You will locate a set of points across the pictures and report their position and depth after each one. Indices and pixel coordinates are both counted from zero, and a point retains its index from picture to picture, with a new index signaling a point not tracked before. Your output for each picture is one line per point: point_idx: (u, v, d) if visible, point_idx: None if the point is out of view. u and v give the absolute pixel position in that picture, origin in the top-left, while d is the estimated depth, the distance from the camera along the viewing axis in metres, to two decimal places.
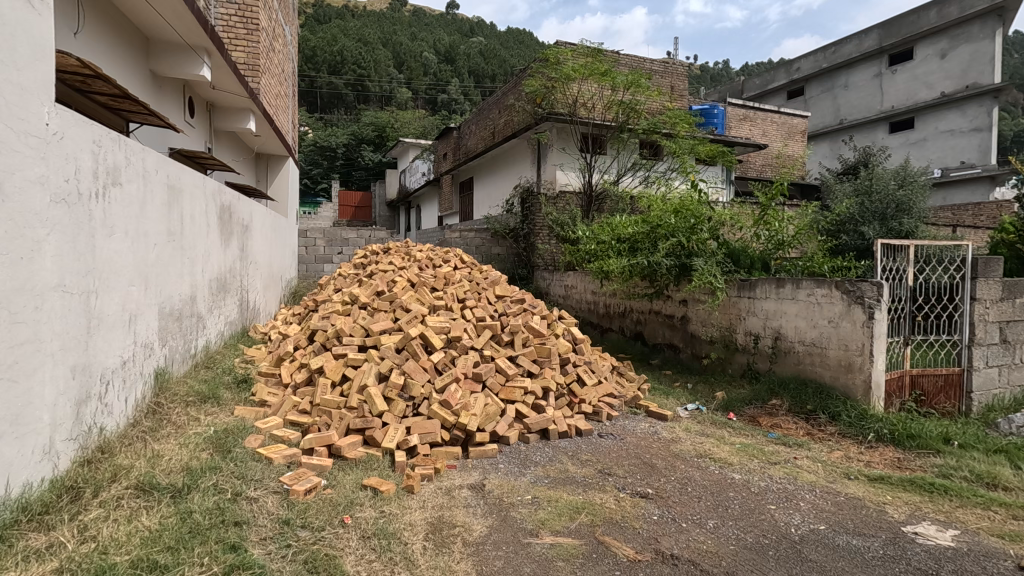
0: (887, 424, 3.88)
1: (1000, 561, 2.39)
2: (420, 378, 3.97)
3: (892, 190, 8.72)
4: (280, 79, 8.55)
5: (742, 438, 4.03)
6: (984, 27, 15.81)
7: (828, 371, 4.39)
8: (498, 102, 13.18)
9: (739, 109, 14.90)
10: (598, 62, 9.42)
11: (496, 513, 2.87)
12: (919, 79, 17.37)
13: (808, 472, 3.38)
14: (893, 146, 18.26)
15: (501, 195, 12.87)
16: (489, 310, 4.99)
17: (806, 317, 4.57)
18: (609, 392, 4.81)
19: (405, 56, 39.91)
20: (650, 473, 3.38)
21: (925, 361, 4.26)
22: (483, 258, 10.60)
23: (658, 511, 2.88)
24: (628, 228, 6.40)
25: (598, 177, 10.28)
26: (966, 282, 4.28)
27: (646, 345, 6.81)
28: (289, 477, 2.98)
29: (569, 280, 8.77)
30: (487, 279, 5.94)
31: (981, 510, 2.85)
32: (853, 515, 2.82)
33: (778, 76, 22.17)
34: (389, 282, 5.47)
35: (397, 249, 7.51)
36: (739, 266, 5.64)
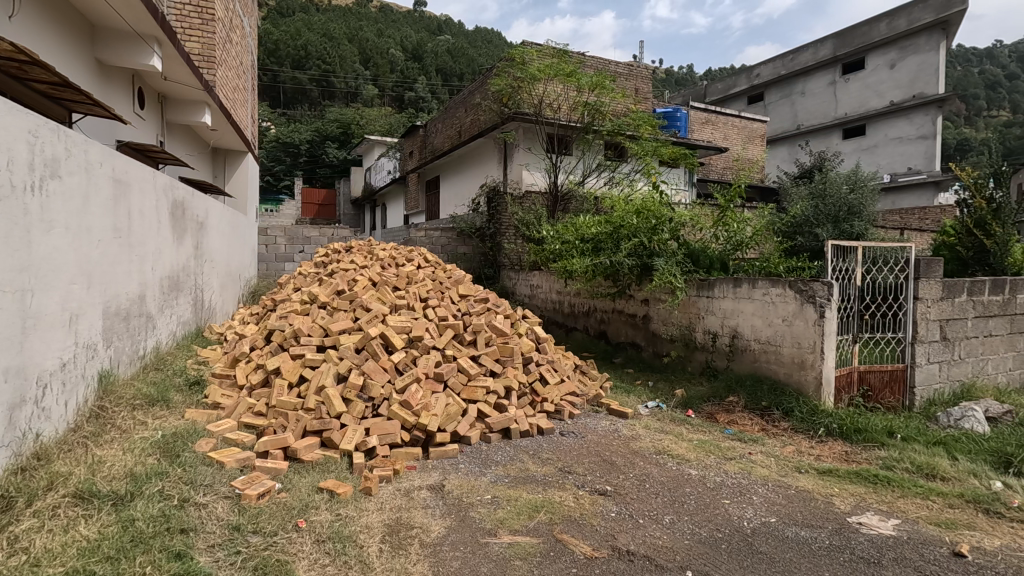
0: (835, 419, 4.02)
1: (937, 548, 2.49)
2: (380, 378, 3.91)
3: (844, 194, 9.02)
4: (238, 72, 8.29)
5: (699, 435, 4.11)
6: (930, 39, 16.53)
7: (782, 368, 4.52)
8: (465, 101, 13.13)
9: (702, 113, 15.25)
10: (563, 63, 9.50)
11: (455, 514, 2.85)
12: (871, 88, 18.10)
13: (762, 467, 3.47)
14: (846, 152, 18.97)
15: (468, 194, 12.80)
16: (451, 309, 4.96)
17: (761, 315, 4.71)
18: (572, 391, 4.85)
19: (371, 52, 39.40)
20: (610, 471, 3.41)
21: (871, 357, 4.43)
22: (449, 257, 10.52)
23: (616, 508, 2.90)
24: (592, 228, 6.48)
25: (564, 177, 10.35)
26: (910, 282, 4.45)
27: (610, 343, 6.88)
28: (241, 482, 2.90)
29: (535, 280, 8.80)
30: (451, 279, 5.90)
31: (920, 500, 2.97)
32: (803, 508, 2.90)
33: (739, 82, 22.76)
34: (350, 281, 5.37)
35: (360, 247, 7.37)
36: (699, 265, 5.77)
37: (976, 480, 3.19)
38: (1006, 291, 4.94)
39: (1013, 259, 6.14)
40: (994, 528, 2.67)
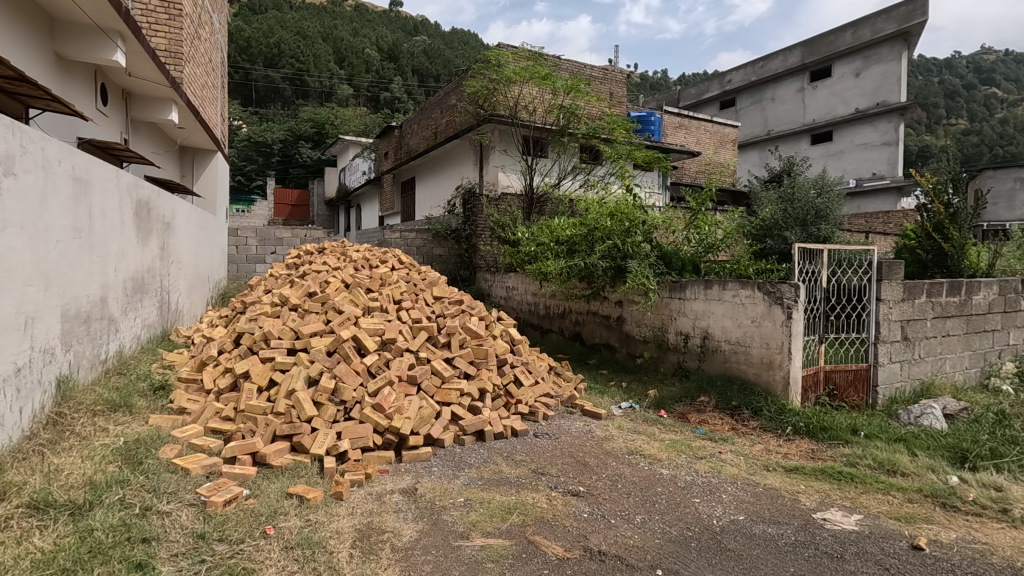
0: (802, 417, 4.12)
1: (896, 542, 2.56)
2: (352, 382, 3.86)
3: (812, 198, 9.26)
4: (207, 69, 8.11)
5: (671, 435, 4.16)
6: (893, 49, 17.10)
7: (752, 367, 4.61)
8: (441, 102, 13.09)
9: (675, 117, 15.49)
10: (538, 65, 9.54)
11: (427, 517, 2.83)
12: (837, 95, 18.63)
13: (731, 466, 3.53)
14: (814, 157, 19.49)
15: (444, 195, 12.76)
16: (426, 311, 4.93)
17: (731, 317, 4.80)
18: (546, 392, 4.87)
19: (346, 51, 38.98)
20: (582, 471, 3.44)
21: (836, 357, 4.55)
22: (425, 258, 10.46)
23: (588, 508, 2.92)
24: (567, 231, 6.52)
25: (540, 179, 10.41)
26: (873, 284, 4.58)
27: (585, 345, 6.93)
28: (207, 488, 2.83)
29: (511, 281, 8.82)
30: (425, 280, 5.87)
31: (881, 495, 3.06)
32: (770, 506, 2.96)
33: (712, 87, 23.18)
34: (322, 283, 5.30)
35: (333, 249, 7.27)
36: (671, 267, 5.84)
37: (934, 475, 3.29)
38: (963, 292, 5.13)
39: (969, 262, 6.38)
40: (951, 521, 2.76)
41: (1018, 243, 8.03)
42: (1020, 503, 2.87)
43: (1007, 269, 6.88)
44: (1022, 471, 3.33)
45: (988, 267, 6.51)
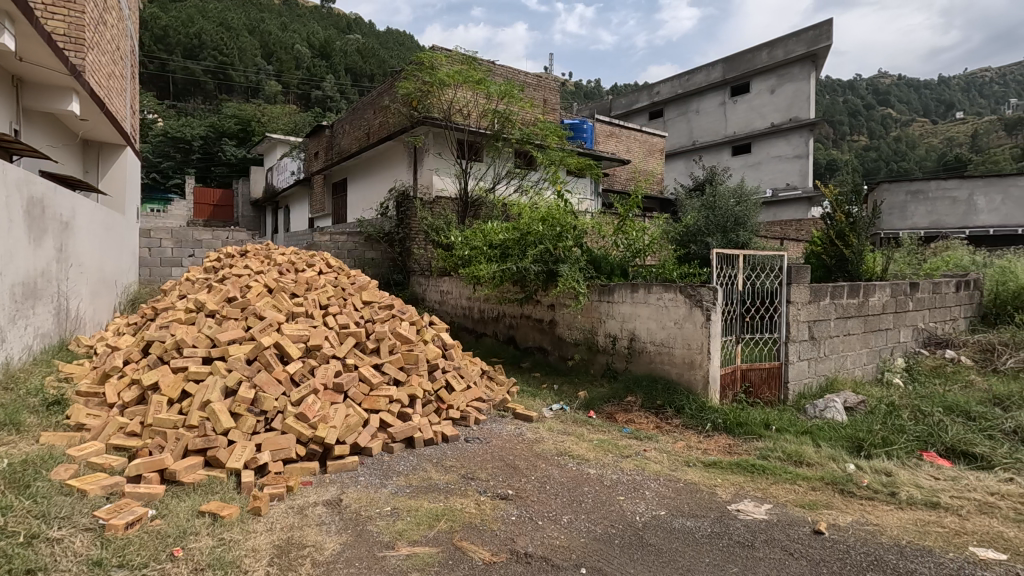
0: (720, 414, 4.34)
1: (801, 528, 2.74)
2: (274, 391, 3.68)
3: (731, 206, 9.81)
4: (114, 58, 7.53)
5: (599, 435, 4.27)
6: (803, 69, 18.46)
7: (675, 367, 4.81)
8: (373, 103, 12.83)
9: (607, 126, 15.95)
10: (472, 70, 9.56)
11: (352, 529, 2.75)
12: (755, 110, 19.84)
13: (655, 463, 3.66)
14: (735, 167, 20.67)
15: (376, 197, 12.49)
16: (354, 316, 4.80)
17: (656, 319, 4.98)
18: (478, 397, 4.86)
19: (274, 46, 37.43)
20: (512, 474, 3.46)
21: (751, 356, 4.83)
22: (357, 262, 10.18)
23: (516, 511, 2.94)
24: (499, 235, 6.55)
25: (474, 184, 10.54)
26: (784, 287, 4.89)
27: (518, 348, 6.99)
28: (105, 511, 2.60)
29: (445, 285, 8.75)
30: (354, 285, 5.72)
31: (789, 485, 3.27)
32: (690, 499, 3.09)
33: (641, 98, 24.05)
34: (242, 288, 5.04)
35: (256, 252, 6.93)
36: (601, 272, 6.00)
37: (835, 463, 3.55)
38: (861, 294, 5.58)
39: (866, 266, 6.98)
40: (848, 505, 2.99)
41: (907, 249, 8.85)
42: (906, 486, 3.16)
43: (898, 273, 7.57)
44: (909, 456, 3.65)
45: (882, 271, 7.13)
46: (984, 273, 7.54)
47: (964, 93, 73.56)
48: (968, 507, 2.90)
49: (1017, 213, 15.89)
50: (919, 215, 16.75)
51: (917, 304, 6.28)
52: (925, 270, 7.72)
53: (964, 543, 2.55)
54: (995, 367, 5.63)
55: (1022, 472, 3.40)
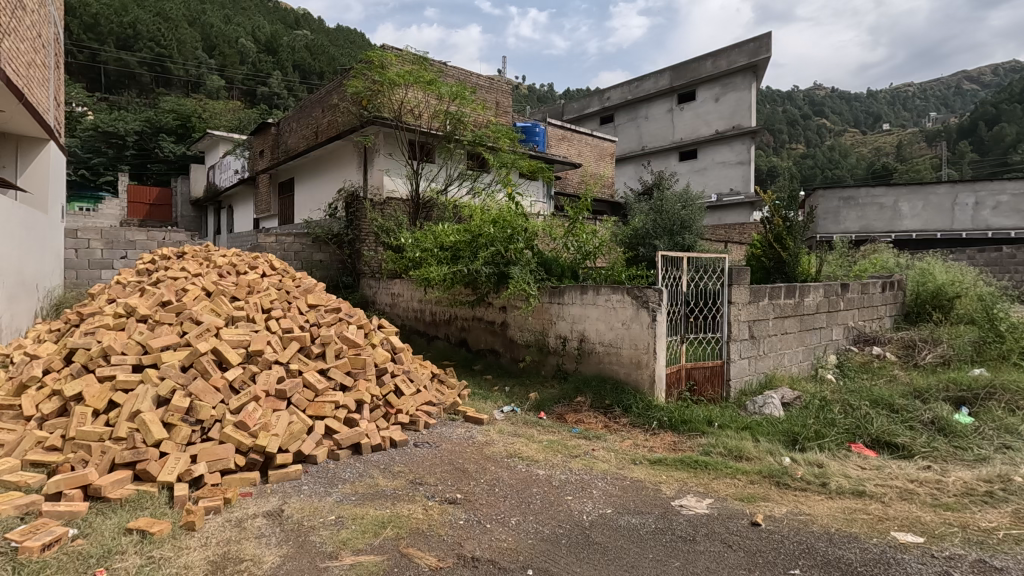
0: (666, 412, 4.45)
1: (739, 520, 2.85)
2: (211, 399, 3.51)
3: (678, 210, 10.11)
4: (34, 45, 7.02)
5: (549, 436, 4.30)
6: (744, 79, 19.27)
7: (623, 367, 4.91)
8: (322, 101, 12.51)
9: (559, 130, 16.13)
10: (423, 70, 9.46)
11: (293, 540, 2.65)
12: (700, 117, 20.55)
13: (603, 462, 3.72)
14: (682, 172, 21.33)
15: (325, 197, 12.18)
16: (298, 320, 4.65)
17: (605, 320, 5.07)
18: (428, 401, 4.80)
19: (216, 39, 35.95)
20: (461, 478, 3.43)
21: (695, 355, 4.98)
22: (304, 264, 9.88)
23: (464, 515, 2.92)
24: (450, 236, 6.50)
25: (426, 185, 10.45)
26: (725, 288, 5.07)
27: (470, 351, 6.97)
28: (19, 533, 2.41)
29: (396, 288, 8.63)
30: (299, 288, 5.55)
31: (729, 479, 3.39)
32: (635, 497, 3.16)
33: (592, 103, 24.48)
34: (178, 291, 4.80)
35: (194, 254, 6.61)
36: (551, 274, 6.06)
37: (772, 457, 3.71)
38: (797, 295, 5.86)
39: (802, 269, 7.34)
40: (783, 497, 3.12)
41: (839, 252, 9.38)
42: (836, 476, 3.33)
43: (830, 274, 8.01)
44: (839, 448, 3.85)
45: (816, 273, 7.51)
46: (907, 274, 8.08)
47: (890, 106, 78.71)
48: (890, 494, 3.09)
49: (936, 218, 17.12)
50: (850, 220, 17.78)
51: (848, 303, 6.65)
52: (854, 271, 8.19)
53: (887, 528, 2.71)
54: (915, 362, 6.03)
55: (938, 460, 3.66)
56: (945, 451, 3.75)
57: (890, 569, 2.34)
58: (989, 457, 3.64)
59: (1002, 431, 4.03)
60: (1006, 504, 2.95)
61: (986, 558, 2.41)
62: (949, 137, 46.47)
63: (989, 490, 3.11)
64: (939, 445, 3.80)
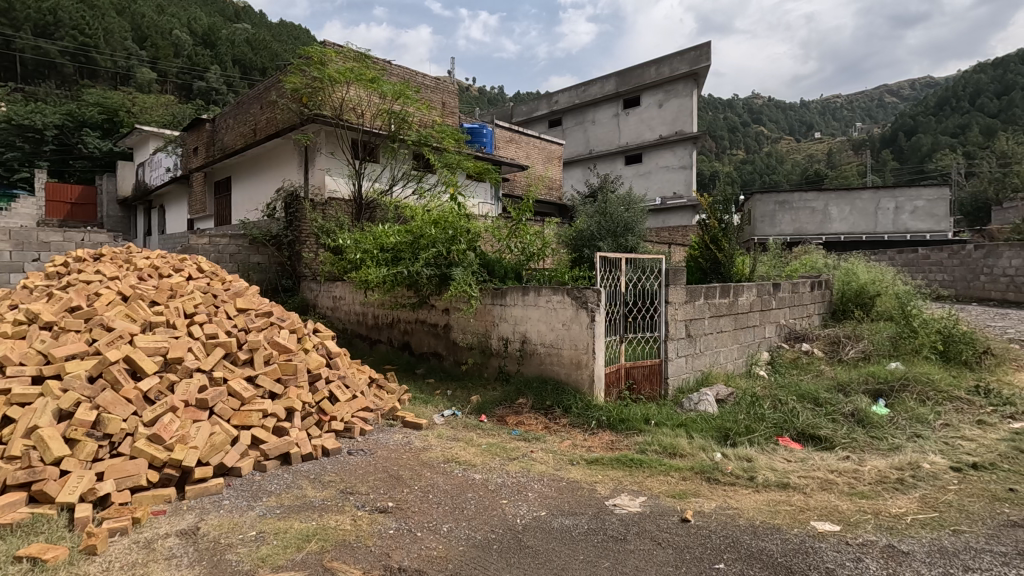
0: (604, 412, 4.48)
1: (670, 518, 2.88)
2: (121, 411, 3.26)
3: (621, 213, 10.29)
4: None
5: (488, 439, 4.25)
6: (686, 87, 19.90)
7: (563, 368, 4.93)
8: (260, 97, 12.02)
9: (507, 132, 16.16)
10: (365, 67, 9.22)
11: (207, 559, 2.49)
12: (645, 122, 21.07)
13: (540, 463, 3.70)
14: (628, 176, 21.80)
15: (263, 197, 11.70)
16: (225, 325, 4.41)
17: (545, 321, 5.08)
18: (364, 407, 4.66)
19: (148, 29, 34.06)
20: (394, 486, 3.33)
21: (634, 354, 5.05)
22: (239, 267, 9.43)
23: (395, 523, 2.83)
24: (391, 237, 6.35)
25: (369, 185, 10.23)
26: (663, 289, 5.17)
27: (413, 354, 6.83)
28: None
29: (338, 291, 8.38)
30: (229, 291, 5.29)
31: (663, 476, 3.44)
32: (570, 498, 3.15)
33: (541, 106, 24.69)
34: (89, 296, 4.45)
35: (113, 255, 6.19)
36: (494, 275, 6.01)
37: (704, 453, 3.78)
38: (731, 294, 6.05)
39: (737, 269, 7.61)
40: (713, 492, 3.19)
41: (773, 254, 9.79)
42: (763, 470, 3.43)
43: (764, 275, 8.34)
44: (767, 442, 3.98)
45: (750, 273, 7.81)
46: (834, 274, 8.51)
47: (821, 116, 83.36)
48: (812, 485, 3.22)
49: (862, 222, 18.22)
50: (785, 222, 18.66)
51: (780, 302, 6.93)
52: (786, 271, 8.57)
53: (807, 519, 2.81)
54: (840, 357, 6.35)
55: (856, 450, 3.84)
56: (863, 441, 3.95)
57: (809, 558, 2.42)
58: (901, 446, 3.86)
59: (914, 421, 4.29)
60: (914, 490, 3.12)
61: (895, 543, 2.52)
62: (874, 146, 49.57)
63: (901, 477, 3.28)
64: (858, 436, 4.00)
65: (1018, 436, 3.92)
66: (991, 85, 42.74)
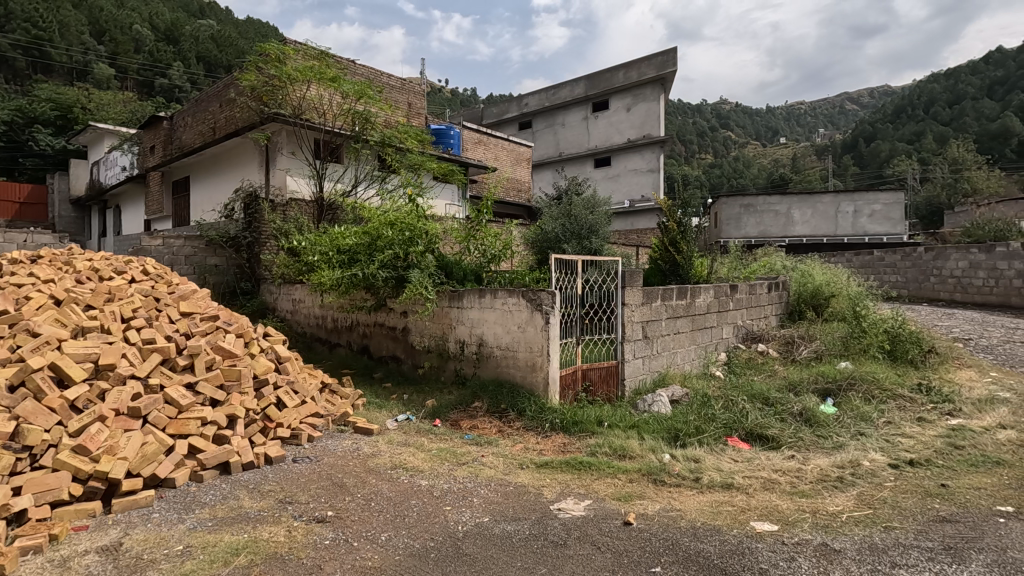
0: (558, 414, 4.47)
1: (613, 521, 2.87)
2: (44, 421, 3.09)
3: (586, 215, 10.33)
4: None
5: (440, 444, 4.19)
6: (654, 91, 20.16)
7: (519, 370, 4.90)
8: (219, 95, 11.71)
9: (475, 134, 16.11)
10: (325, 66, 9.04)
11: None
12: (614, 125, 21.26)
13: (489, 468, 3.66)
14: (597, 178, 21.97)
15: (222, 197, 11.40)
16: (164, 329, 4.24)
17: (502, 323, 5.03)
18: (314, 413, 4.54)
19: (106, 24, 33.02)
20: (336, 494, 3.24)
21: (590, 356, 5.05)
22: (195, 269, 9.16)
23: (331, 534, 2.74)
24: (348, 239, 6.22)
25: (331, 186, 10.06)
26: (619, 290, 5.18)
27: (372, 358, 6.72)
28: None
29: (297, 293, 8.20)
30: (173, 294, 5.10)
31: (610, 478, 3.43)
32: (515, 503, 3.11)
33: (511, 108, 24.73)
34: (18, 300, 4.23)
35: (52, 256, 5.92)
36: (452, 277, 5.94)
37: (653, 454, 3.79)
38: (688, 296, 6.11)
39: (696, 271, 7.72)
40: (658, 494, 3.19)
41: (733, 256, 9.96)
42: (709, 470, 3.46)
43: (724, 277, 8.47)
44: (716, 442, 4.02)
45: (709, 275, 7.92)
46: (791, 275, 8.69)
47: (786, 122, 85.71)
48: (755, 485, 3.25)
49: (823, 225, 18.75)
50: (750, 225, 19.06)
51: (736, 303, 7.04)
52: (744, 273, 8.73)
53: (746, 519, 2.83)
54: (793, 357, 6.49)
55: (801, 449, 3.90)
56: (808, 440, 4.01)
57: (743, 558, 2.43)
58: (844, 444, 3.93)
59: (858, 419, 4.39)
60: (852, 487, 3.18)
61: (828, 541, 2.56)
62: (835, 151, 51.12)
63: (841, 475, 3.35)
64: (804, 435, 4.07)
65: (954, 432, 4.04)
66: (944, 94, 44.50)
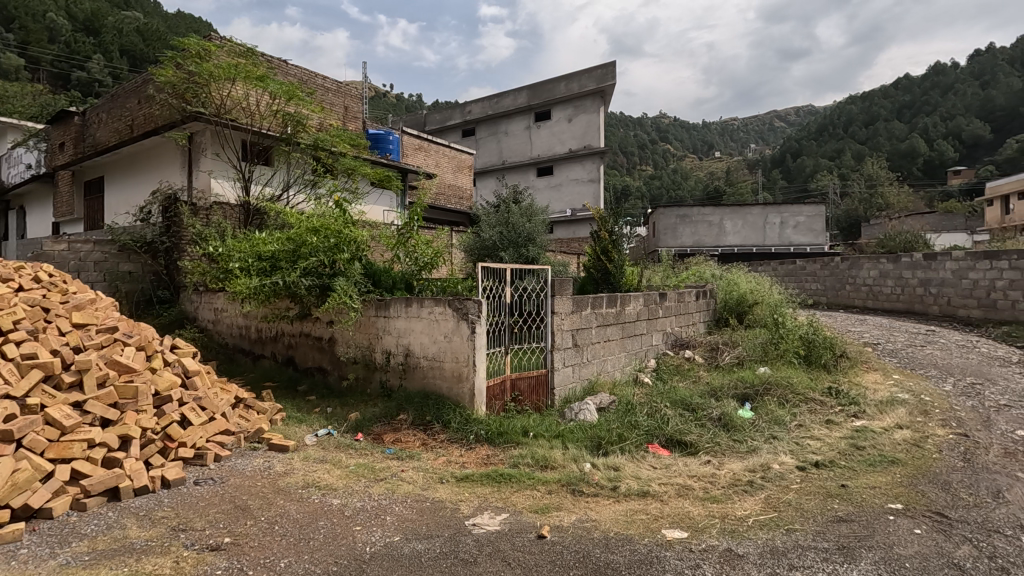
0: (483, 425, 4.39)
1: (526, 535, 2.82)
2: None
3: (523, 223, 10.33)
4: None
5: (358, 459, 4.02)
6: (594, 103, 20.62)
7: (445, 381, 4.80)
8: (137, 90, 10.98)
9: (415, 139, 15.89)
10: (251, 65, 8.61)
11: None
12: (556, 135, 21.56)
13: (407, 483, 3.53)
14: (539, 187, 22.20)
15: (139, 198, 10.68)
16: (51, 342, 3.87)
17: (428, 333, 4.92)
18: (222, 430, 4.26)
19: (15, 10, 30.55)
20: (237, 518, 3.03)
21: (519, 365, 5.01)
22: (106, 276, 8.50)
23: (225, 563, 2.55)
24: (269, 245, 5.92)
25: (258, 190, 9.62)
26: (549, 299, 5.16)
27: (296, 369, 6.41)
28: None
29: (218, 302, 7.75)
30: (68, 304, 4.68)
31: (529, 491, 3.39)
32: (429, 520, 3.01)
33: (454, 115, 24.61)
34: None
35: None
36: (380, 286, 5.77)
37: (575, 464, 3.79)
38: (618, 304, 6.19)
39: (627, 279, 7.86)
40: (575, 505, 3.17)
41: (664, 265, 10.25)
42: (627, 478, 3.49)
43: (655, 285, 8.68)
44: (637, 449, 4.06)
45: (639, 283, 8.08)
46: (718, 284, 9.01)
47: (720, 137, 90.06)
48: (670, 492, 3.29)
49: (752, 235, 19.65)
50: (685, 235, 19.74)
51: (665, 311, 7.20)
52: (673, 280, 9.00)
53: (659, 527, 2.85)
54: (717, 363, 6.70)
55: (717, 454, 4.00)
56: (724, 445, 4.12)
57: (651, 568, 2.44)
58: (758, 448, 4.06)
59: (772, 423, 4.57)
60: (761, 491, 3.27)
61: (733, 547, 2.60)
62: (765, 166, 54.07)
63: (750, 479, 3.44)
64: (720, 440, 4.17)
65: (858, 434, 4.26)
66: (860, 115, 47.98)
